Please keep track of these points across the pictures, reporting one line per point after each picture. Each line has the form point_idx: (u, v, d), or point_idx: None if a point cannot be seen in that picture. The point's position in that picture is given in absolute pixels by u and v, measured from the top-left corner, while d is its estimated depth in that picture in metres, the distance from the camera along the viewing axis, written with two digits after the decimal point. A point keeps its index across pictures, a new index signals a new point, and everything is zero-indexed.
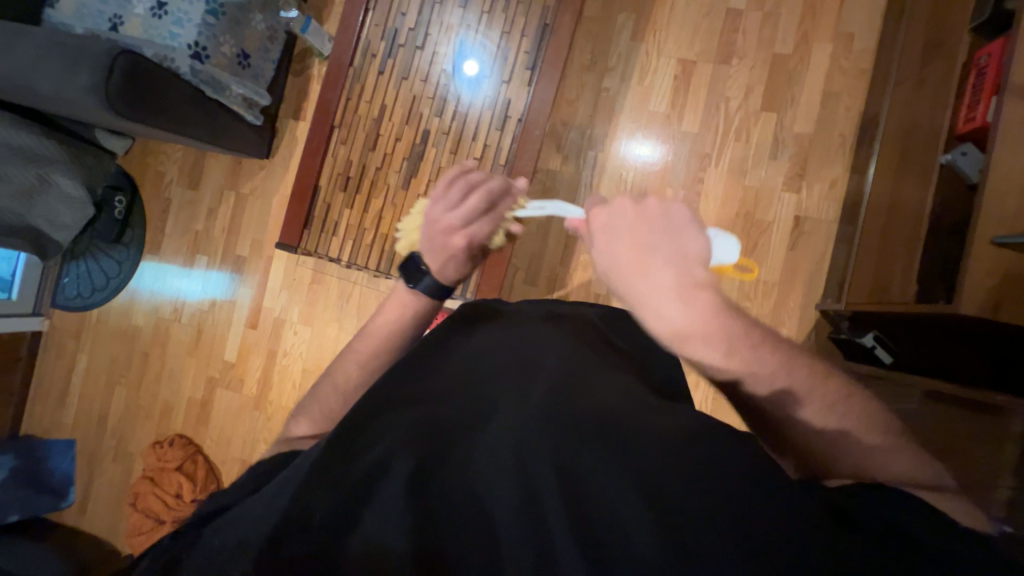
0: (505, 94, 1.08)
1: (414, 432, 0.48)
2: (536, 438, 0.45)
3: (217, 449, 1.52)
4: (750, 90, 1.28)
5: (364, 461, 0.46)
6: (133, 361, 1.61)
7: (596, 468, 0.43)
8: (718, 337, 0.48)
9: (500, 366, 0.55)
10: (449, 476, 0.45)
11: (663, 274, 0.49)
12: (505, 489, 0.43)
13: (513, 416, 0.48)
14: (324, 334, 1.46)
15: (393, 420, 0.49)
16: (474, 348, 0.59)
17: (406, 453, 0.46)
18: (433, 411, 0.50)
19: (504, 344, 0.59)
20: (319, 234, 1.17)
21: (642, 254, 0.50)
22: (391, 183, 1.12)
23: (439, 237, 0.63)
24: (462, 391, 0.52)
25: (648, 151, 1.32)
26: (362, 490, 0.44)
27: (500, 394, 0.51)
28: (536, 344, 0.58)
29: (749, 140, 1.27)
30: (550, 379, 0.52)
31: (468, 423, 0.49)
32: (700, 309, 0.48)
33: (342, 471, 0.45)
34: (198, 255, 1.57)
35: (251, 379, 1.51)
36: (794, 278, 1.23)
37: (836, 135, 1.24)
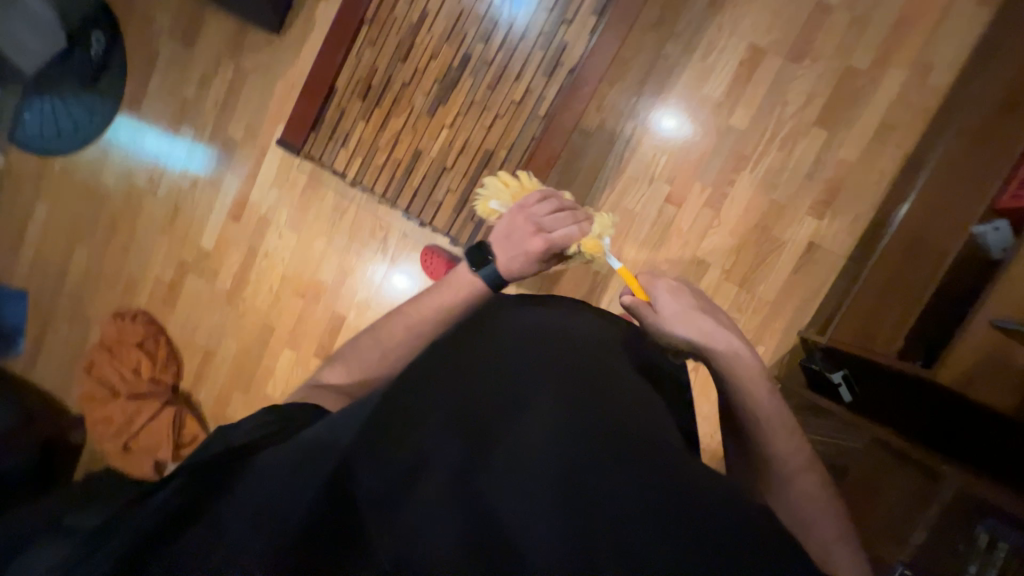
0: (562, 37, 0.97)
1: (448, 427, 0.47)
2: (566, 458, 0.46)
3: (181, 333, 1.49)
4: (809, 100, 1.20)
5: (395, 450, 0.45)
6: (98, 224, 1.50)
7: (618, 499, 0.45)
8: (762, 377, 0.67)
9: (527, 362, 0.55)
10: (481, 482, 0.45)
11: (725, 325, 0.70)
12: (533, 505, 0.45)
13: (550, 432, 0.48)
14: (310, 245, 1.40)
15: (426, 407, 0.48)
16: (503, 340, 0.59)
17: (443, 447, 0.46)
18: (465, 404, 0.49)
19: (532, 342, 0.58)
20: (326, 140, 1.06)
21: (707, 307, 0.70)
22: (415, 105, 1.02)
23: (519, 234, 0.71)
24: (498, 391, 0.51)
25: (675, 124, 1.24)
26: (394, 479, 0.45)
27: (533, 402, 0.51)
28: (559, 341, 0.60)
29: (791, 152, 1.22)
30: (575, 382, 0.54)
31: (500, 427, 0.49)
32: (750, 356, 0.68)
33: (375, 456, 0.45)
34: (183, 126, 1.42)
35: (226, 272, 1.45)
36: (787, 301, 1.25)
37: (876, 170, 1.20)
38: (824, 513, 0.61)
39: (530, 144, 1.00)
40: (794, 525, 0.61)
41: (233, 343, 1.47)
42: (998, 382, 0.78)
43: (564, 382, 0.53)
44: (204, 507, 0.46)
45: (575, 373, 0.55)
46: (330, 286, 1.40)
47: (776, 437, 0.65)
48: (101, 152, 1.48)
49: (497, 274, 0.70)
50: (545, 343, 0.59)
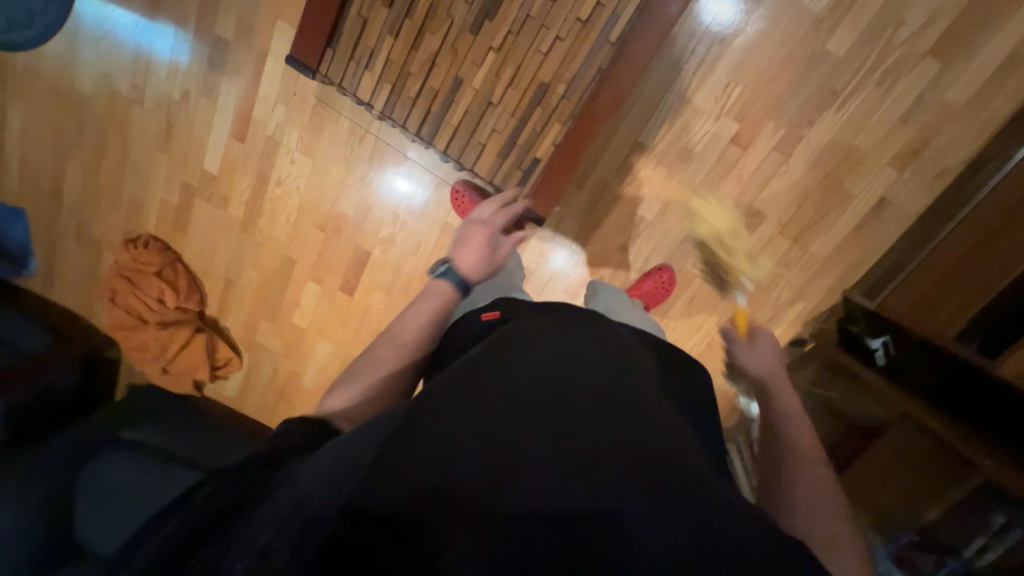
0: None
1: (473, 426, 0.49)
2: (584, 449, 0.48)
3: (199, 260, 1.43)
4: (929, 21, 0.99)
5: (428, 450, 0.48)
6: (85, 138, 1.34)
7: (638, 485, 0.46)
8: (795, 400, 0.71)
9: (540, 373, 0.56)
10: (509, 472, 0.46)
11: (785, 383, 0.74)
12: (561, 495, 0.45)
13: (570, 427, 0.50)
14: (327, 174, 1.27)
15: (455, 411, 0.51)
16: (522, 343, 0.60)
17: (462, 459, 0.47)
18: (491, 405, 0.52)
19: (547, 343, 0.60)
20: (345, 59, 0.88)
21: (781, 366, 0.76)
22: (456, 18, 0.82)
23: (465, 236, 0.80)
24: (522, 390, 0.53)
25: (728, 13, 1.03)
26: (429, 475, 0.46)
27: (554, 400, 0.53)
28: (573, 350, 0.60)
29: (890, 89, 1.04)
30: (587, 391, 0.54)
31: (524, 422, 0.50)
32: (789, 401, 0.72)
33: (410, 454, 0.47)
34: (162, 17, 1.18)
35: (236, 199, 1.34)
36: (840, 260, 1.18)
37: (983, 117, 1.03)
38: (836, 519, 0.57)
39: (594, 79, 0.83)
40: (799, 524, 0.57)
41: (254, 274, 1.42)
42: None
43: (580, 380, 0.55)
44: (248, 504, 0.51)
45: (591, 371, 0.57)
46: (353, 219, 1.31)
47: (790, 436, 0.66)
48: (69, 50, 1.25)
49: (460, 273, 0.75)
50: (560, 342, 0.61)
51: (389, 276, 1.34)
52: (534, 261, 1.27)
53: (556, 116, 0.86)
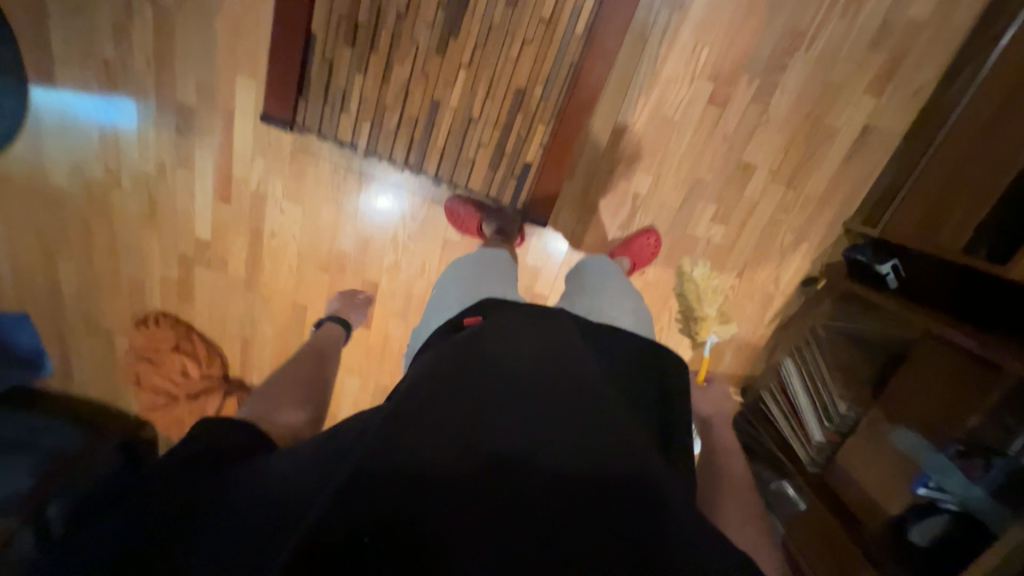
0: None
1: (465, 422, 0.48)
2: (573, 440, 0.49)
3: (211, 326, 1.44)
4: None
5: (423, 443, 0.46)
6: (70, 230, 1.32)
7: (627, 473, 0.47)
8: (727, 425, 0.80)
9: (525, 368, 0.55)
10: (502, 463, 0.45)
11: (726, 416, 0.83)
12: (552, 484, 0.45)
13: (558, 419, 0.50)
14: (319, 216, 1.27)
15: (448, 404, 0.50)
16: (501, 339, 0.60)
17: (454, 460, 0.45)
18: (480, 400, 0.51)
19: (527, 339, 0.60)
20: (320, 105, 0.87)
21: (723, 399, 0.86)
22: (420, 41, 0.81)
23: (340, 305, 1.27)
24: (510, 384, 0.53)
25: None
26: (425, 468, 0.44)
27: (543, 392, 0.52)
28: (556, 342, 0.60)
29: (855, 18, 1.04)
30: (573, 382, 0.54)
31: (514, 416, 0.50)
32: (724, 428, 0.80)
33: (407, 445, 0.45)
34: (119, 95, 1.15)
35: (236, 259, 1.34)
36: (835, 193, 1.20)
37: (949, 27, 1.04)
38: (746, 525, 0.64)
39: (570, 74, 0.83)
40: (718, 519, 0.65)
41: (270, 328, 1.43)
42: None
43: (563, 372, 0.55)
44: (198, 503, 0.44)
45: (572, 364, 0.57)
46: (354, 255, 1.31)
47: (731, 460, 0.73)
48: (34, 147, 1.23)
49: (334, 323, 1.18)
50: (538, 337, 0.61)
51: (402, 302, 1.36)
52: (539, 259, 1.28)
53: (539, 118, 0.86)
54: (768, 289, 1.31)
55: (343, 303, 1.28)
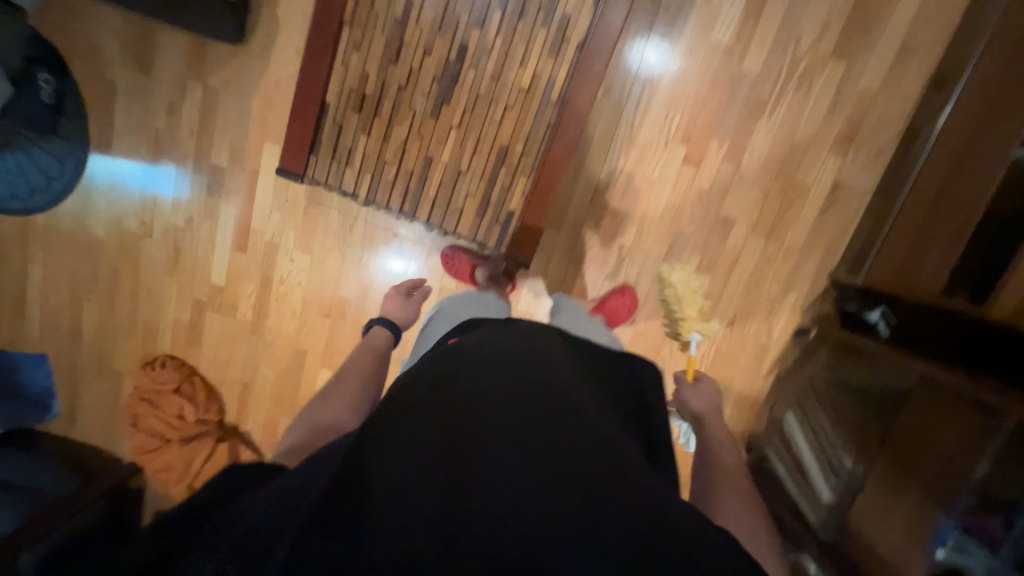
0: (566, 7, 0.89)
1: (447, 431, 0.51)
2: (558, 444, 0.51)
3: (214, 370, 1.48)
4: (825, 29, 1.12)
5: (406, 454, 0.48)
6: (100, 276, 1.44)
7: (608, 473, 0.49)
8: (718, 419, 0.92)
9: (512, 377, 0.59)
10: (484, 469, 0.47)
11: (717, 415, 0.93)
12: (536, 481, 0.47)
13: (538, 423, 0.52)
14: (325, 264, 1.36)
15: (435, 411, 0.53)
16: (482, 355, 0.63)
17: (437, 460, 0.47)
18: (462, 411, 0.53)
19: (513, 354, 0.64)
20: (329, 161, 0.99)
21: (713, 400, 0.96)
22: (417, 107, 0.95)
23: (391, 303, 1.14)
24: (490, 394, 0.55)
25: (656, 58, 1.16)
26: (409, 479, 0.45)
27: (523, 400, 0.55)
28: (540, 358, 0.64)
29: (810, 90, 1.16)
30: (557, 393, 0.57)
31: (495, 423, 0.52)
32: (715, 419, 0.92)
33: (390, 457, 0.47)
34: (163, 159, 1.33)
35: (245, 304, 1.42)
36: (815, 245, 1.24)
37: (898, 97, 1.15)
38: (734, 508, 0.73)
39: (547, 133, 0.94)
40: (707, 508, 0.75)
41: (269, 372, 1.46)
42: None
43: (542, 383, 0.58)
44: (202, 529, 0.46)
45: (550, 377, 0.60)
46: (355, 301, 1.38)
47: (721, 452, 0.83)
48: (82, 202, 1.39)
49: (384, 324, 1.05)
50: (517, 353, 0.64)
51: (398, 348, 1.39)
52: (530, 307, 1.32)
53: (520, 170, 0.96)
54: (761, 339, 1.31)
55: (396, 302, 1.14)
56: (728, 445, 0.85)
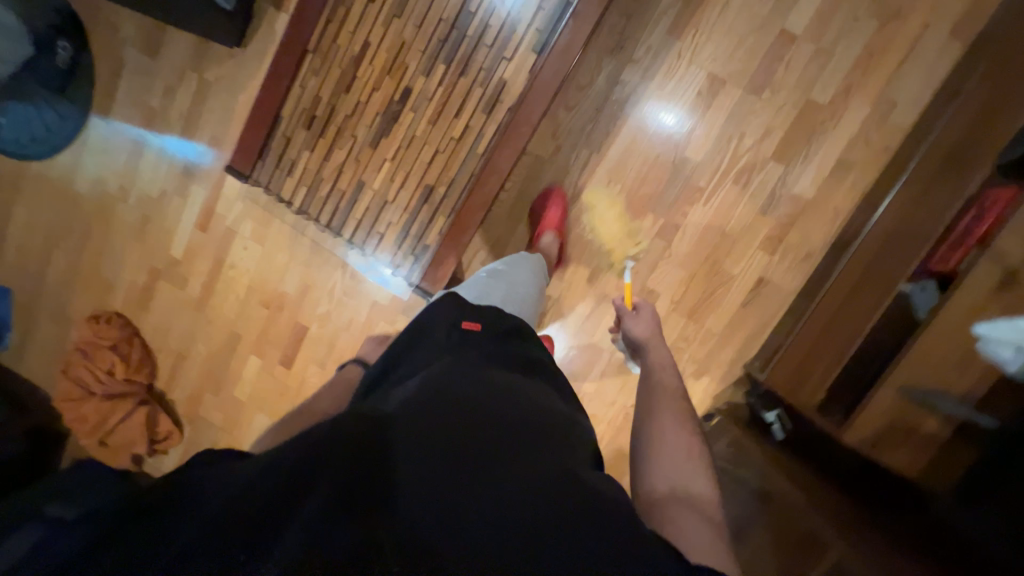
0: (503, 73, 0.96)
1: (452, 428, 0.54)
2: (532, 472, 0.52)
3: (155, 335, 1.55)
4: (768, 132, 1.17)
5: (418, 466, 0.49)
6: (75, 227, 1.55)
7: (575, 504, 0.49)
8: (656, 349, 0.94)
9: (504, 409, 0.60)
10: (501, 491, 0.49)
11: (656, 347, 0.95)
12: (509, 498, 0.48)
13: (555, 461, 0.54)
14: (273, 258, 1.43)
15: (431, 418, 0.55)
16: (494, 379, 0.66)
17: (421, 468, 0.49)
18: (470, 420, 0.56)
19: (508, 387, 0.66)
20: (273, 168, 1.08)
21: (652, 328, 0.99)
22: (359, 136, 1.03)
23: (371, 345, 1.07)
24: (496, 413, 0.58)
25: (674, 120, 1.20)
26: (425, 478, 0.48)
27: (538, 437, 0.57)
28: (533, 402, 0.66)
29: (746, 186, 1.20)
30: (543, 436, 0.58)
31: (492, 442, 0.54)
32: (654, 345, 0.95)
33: (407, 467, 0.49)
34: (151, 135, 1.44)
35: (195, 280, 1.50)
36: (734, 334, 1.25)
37: (830, 208, 1.17)
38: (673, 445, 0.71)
39: (469, 182, 1.00)
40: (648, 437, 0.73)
41: (203, 348, 1.53)
42: (895, 450, 0.81)
43: (551, 424, 0.61)
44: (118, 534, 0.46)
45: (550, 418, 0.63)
46: (293, 297, 1.45)
47: (660, 378, 0.86)
48: (76, 159, 1.50)
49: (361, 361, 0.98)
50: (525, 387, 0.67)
51: (324, 350, 1.45)
52: None
53: (440, 210, 1.03)
54: None
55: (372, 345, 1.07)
56: (668, 373, 0.87)
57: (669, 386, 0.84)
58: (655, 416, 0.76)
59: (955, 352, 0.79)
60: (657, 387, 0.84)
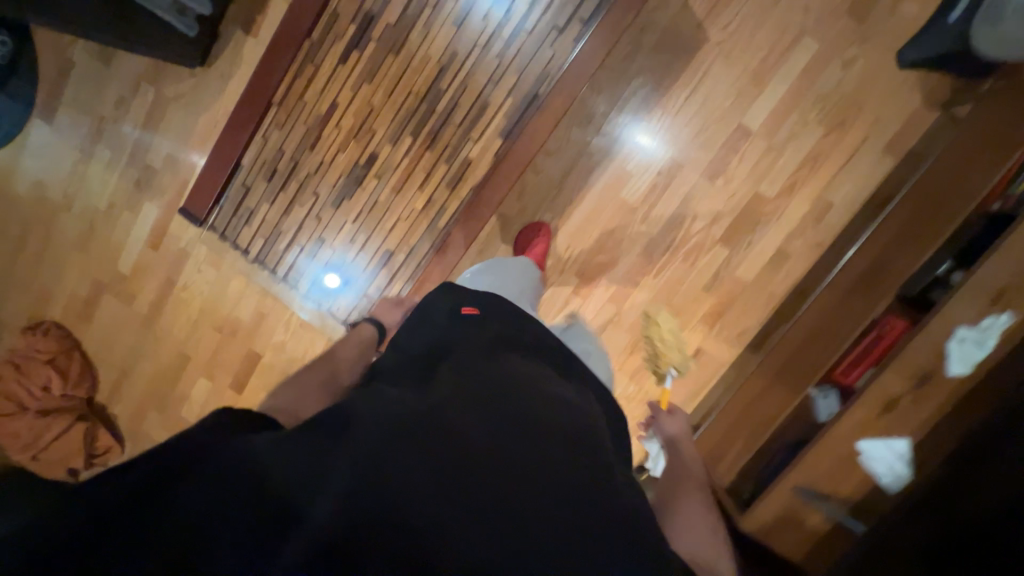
0: (468, 152, 0.98)
1: (454, 421, 0.52)
2: (535, 472, 0.50)
3: (97, 348, 1.51)
4: (718, 217, 1.25)
5: (416, 471, 0.45)
6: (10, 229, 1.46)
7: (577, 506, 0.49)
8: (688, 448, 0.92)
9: (514, 400, 0.57)
10: (499, 483, 0.47)
11: (688, 447, 0.92)
12: (508, 498, 0.47)
13: (554, 458, 0.52)
14: (228, 284, 1.41)
15: (434, 410, 0.52)
16: (507, 367, 0.64)
17: (422, 460, 0.46)
18: (476, 413, 0.54)
19: (523, 375, 0.63)
20: (229, 215, 1.07)
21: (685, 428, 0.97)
22: (321, 194, 1.03)
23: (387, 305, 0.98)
24: (506, 404, 0.56)
25: (650, 144, 1.23)
26: (424, 466, 0.46)
27: (547, 428, 0.55)
28: (548, 387, 0.63)
29: (694, 264, 1.28)
30: (555, 426, 0.56)
31: (494, 435, 0.52)
32: (686, 445, 0.92)
33: (422, 467, 0.46)
34: (100, 144, 1.37)
35: (143, 297, 1.45)
36: (671, 397, 1.34)
37: (766, 292, 1.26)
38: (695, 512, 0.76)
39: (428, 253, 1.03)
40: (670, 500, 0.80)
41: (149, 366, 1.50)
42: (785, 538, 0.93)
43: (565, 413, 0.59)
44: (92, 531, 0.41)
45: (564, 406, 0.61)
46: (247, 324, 1.43)
47: (690, 469, 0.86)
48: (13, 160, 1.41)
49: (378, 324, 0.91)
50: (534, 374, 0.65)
51: (276, 379, 1.44)
52: None
53: (398, 276, 1.05)
54: None
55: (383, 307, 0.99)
56: (699, 466, 0.88)
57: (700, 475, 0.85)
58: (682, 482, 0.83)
59: (839, 462, 0.90)
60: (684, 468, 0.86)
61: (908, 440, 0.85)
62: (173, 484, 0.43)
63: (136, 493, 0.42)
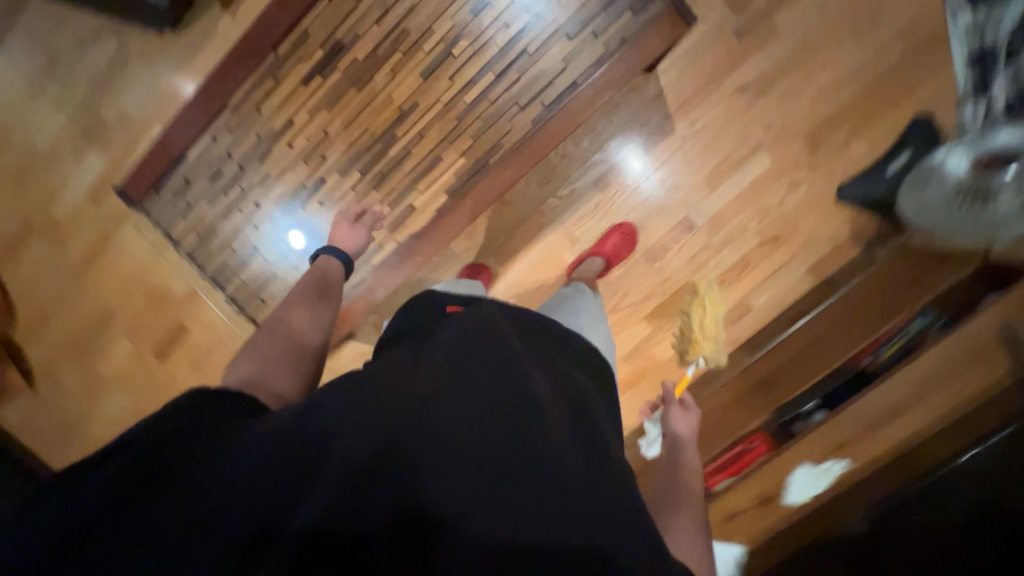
0: (412, 201, 1.01)
1: (451, 414, 0.52)
2: (530, 463, 0.50)
3: (18, 286, 1.47)
4: (649, 296, 1.31)
5: (418, 467, 0.47)
6: None
7: (576, 494, 0.48)
8: (687, 449, 0.77)
9: (511, 388, 0.56)
10: (495, 474, 0.48)
11: (690, 452, 0.77)
12: (505, 491, 0.47)
13: (550, 447, 0.51)
14: (164, 253, 1.38)
15: (429, 401, 0.52)
16: (508, 346, 0.61)
17: (419, 458, 0.48)
18: (471, 403, 0.53)
19: (523, 359, 0.61)
20: (167, 203, 1.08)
21: (691, 430, 0.82)
22: (261, 204, 1.03)
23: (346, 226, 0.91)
24: (503, 393, 0.55)
25: (641, 168, 1.24)
26: (424, 462, 0.47)
27: (541, 422, 0.53)
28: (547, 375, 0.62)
29: (619, 333, 1.34)
30: (550, 416, 0.55)
31: (490, 427, 0.52)
32: (689, 447, 0.78)
33: (421, 465, 0.47)
34: (51, 83, 1.31)
35: (75, 246, 1.42)
36: None
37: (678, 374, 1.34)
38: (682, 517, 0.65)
39: (356, 285, 1.09)
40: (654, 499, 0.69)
41: (71, 314, 1.47)
42: None
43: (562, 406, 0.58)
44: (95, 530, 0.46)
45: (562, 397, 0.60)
46: (177, 296, 1.41)
47: (683, 475, 0.72)
48: None
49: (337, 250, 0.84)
50: (532, 361, 0.62)
51: (196, 354, 1.43)
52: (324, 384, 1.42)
53: None
54: None
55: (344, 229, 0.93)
56: (688, 472, 0.73)
57: (686, 480, 0.71)
58: (670, 488, 0.70)
59: None
60: (676, 473, 0.72)
61: (742, 549, 0.98)
62: (170, 481, 0.48)
63: (138, 481, 0.48)
